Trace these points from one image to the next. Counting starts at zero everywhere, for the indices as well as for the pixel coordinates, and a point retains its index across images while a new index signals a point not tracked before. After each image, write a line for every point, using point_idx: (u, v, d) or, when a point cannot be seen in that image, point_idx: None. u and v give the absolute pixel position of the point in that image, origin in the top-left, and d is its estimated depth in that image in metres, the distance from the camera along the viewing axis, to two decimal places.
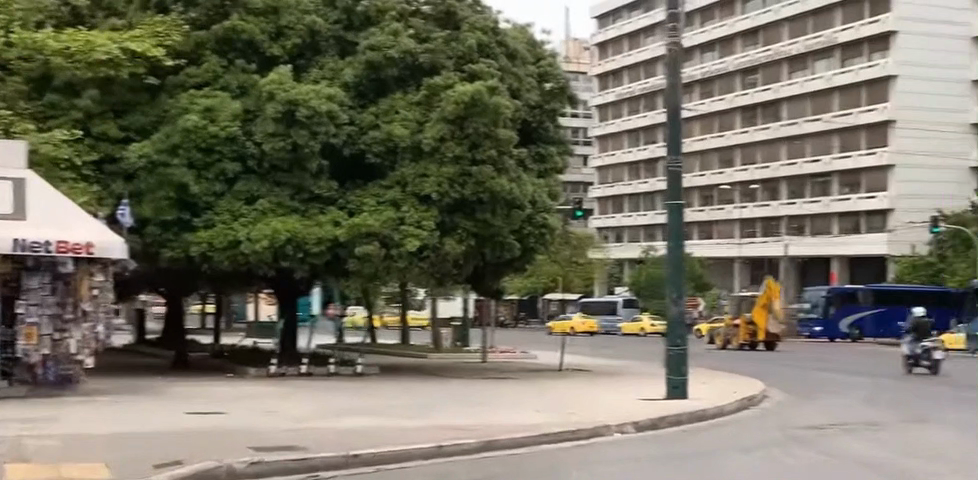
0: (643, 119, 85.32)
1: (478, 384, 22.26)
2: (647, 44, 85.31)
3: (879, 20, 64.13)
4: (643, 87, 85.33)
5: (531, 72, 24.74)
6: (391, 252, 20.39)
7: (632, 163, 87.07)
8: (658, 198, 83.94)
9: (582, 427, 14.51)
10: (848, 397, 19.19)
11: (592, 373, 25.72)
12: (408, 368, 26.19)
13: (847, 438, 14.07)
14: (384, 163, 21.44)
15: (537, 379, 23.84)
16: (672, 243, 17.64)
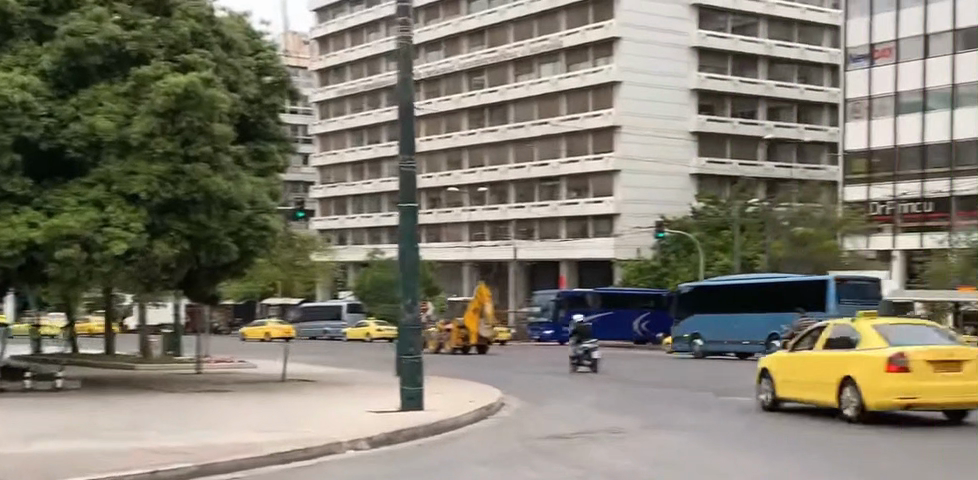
0: (367, 117, 84.60)
1: (192, 398, 20.74)
2: (370, 41, 84.83)
3: (601, 27, 66.20)
4: (366, 84, 84.54)
5: (249, 65, 23.49)
6: (94, 256, 18.62)
7: (354, 163, 86.46)
8: (383, 199, 83.64)
9: (311, 445, 13.41)
10: (579, 407, 19.04)
11: (317, 384, 24.66)
12: (113, 382, 24.22)
13: (585, 449, 13.65)
14: (86, 158, 19.53)
15: (263, 392, 22.57)
16: (406, 246, 17.32)
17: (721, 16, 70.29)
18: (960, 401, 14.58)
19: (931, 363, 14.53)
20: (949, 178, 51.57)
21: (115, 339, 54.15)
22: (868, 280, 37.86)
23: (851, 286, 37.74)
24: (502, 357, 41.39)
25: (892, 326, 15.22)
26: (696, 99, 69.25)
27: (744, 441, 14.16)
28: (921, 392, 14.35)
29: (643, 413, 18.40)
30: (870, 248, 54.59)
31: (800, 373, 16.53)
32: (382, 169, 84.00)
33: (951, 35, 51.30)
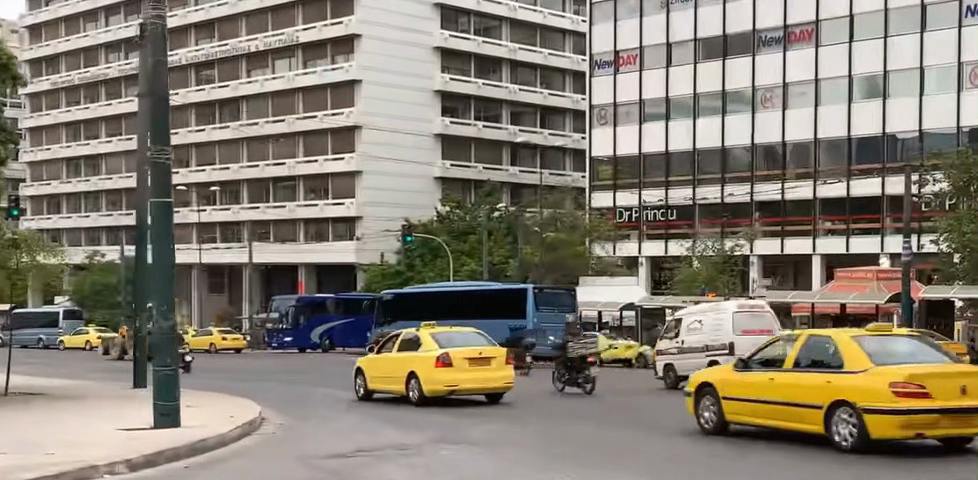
0: (84, 111, 79.27)
1: None
2: (86, 31, 79.58)
3: (340, 23, 64.12)
4: (82, 76, 79.22)
5: None
6: None
7: (69, 159, 80.98)
8: (103, 198, 78.51)
9: (62, 469, 10.76)
10: (353, 420, 17.09)
11: (41, 399, 21.59)
12: None
13: (391, 466, 11.67)
14: None
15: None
16: (160, 245, 14.63)
17: (462, 18, 69.85)
18: (493, 385, 19.76)
19: (468, 360, 19.47)
20: (691, 186, 52.66)
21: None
22: (563, 289, 38.07)
23: (547, 295, 37.91)
24: (238, 365, 38.66)
25: (444, 330, 19.98)
26: (438, 100, 68.40)
27: (568, 451, 12.60)
28: (460, 381, 19.31)
29: (424, 421, 16.63)
30: (615, 254, 55.19)
31: (380, 368, 21.00)
32: (100, 167, 78.81)
33: (690, 45, 52.39)
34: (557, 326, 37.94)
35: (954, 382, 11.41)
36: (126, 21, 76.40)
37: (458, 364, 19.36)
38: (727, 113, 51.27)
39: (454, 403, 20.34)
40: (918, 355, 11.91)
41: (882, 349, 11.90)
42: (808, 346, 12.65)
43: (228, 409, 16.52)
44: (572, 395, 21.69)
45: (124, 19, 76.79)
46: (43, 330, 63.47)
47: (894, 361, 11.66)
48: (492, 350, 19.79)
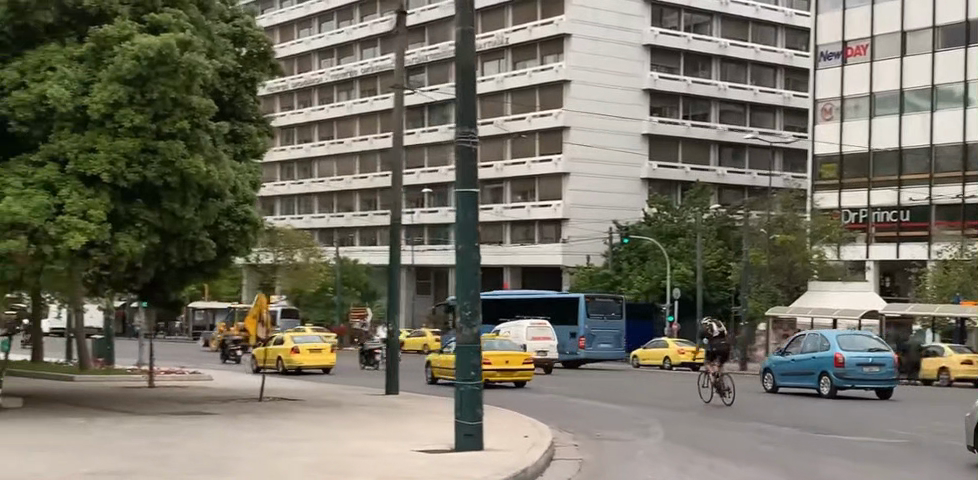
0: (297, 116, 80.24)
1: (177, 447, 16.85)
2: (301, 37, 80.31)
3: (551, 22, 62.74)
4: (296, 82, 80.16)
5: (225, 30, 20.24)
6: (43, 248, 17.18)
7: (283, 163, 82.23)
8: (314, 200, 79.51)
9: None
10: (649, 449, 15.65)
11: (302, 417, 20.86)
12: (66, 414, 20.48)
13: None
14: (32, 133, 17.90)
15: (250, 434, 18.76)
16: (465, 244, 13.76)
17: (673, 14, 67.50)
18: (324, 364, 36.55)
19: (310, 350, 36.15)
20: (928, 184, 49.33)
21: (36, 343, 49.88)
22: (612, 299, 45.02)
23: (598, 304, 44.85)
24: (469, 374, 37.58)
25: (300, 334, 36.81)
26: (648, 99, 66.31)
27: None
28: (305, 361, 35.91)
29: (733, 450, 15.03)
30: (843, 257, 52.17)
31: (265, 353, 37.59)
32: (313, 170, 79.80)
33: (928, 33, 49.10)
34: (608, 330, 44.81)
35: (505, 358, 29.05)
36: (338, 28, 76.70)
37: (305, 352, 35.96)
38: (969, 106, 47.73)
39: (731, 424, 18.87)
40: (500, 345, 29.50)
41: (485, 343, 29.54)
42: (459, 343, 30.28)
43: (523, 440, 15.28)
44: (876, 416, 19.79)
45: (337, 25, 77.12)
46: None
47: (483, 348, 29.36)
48: (323, 344, 36.88)
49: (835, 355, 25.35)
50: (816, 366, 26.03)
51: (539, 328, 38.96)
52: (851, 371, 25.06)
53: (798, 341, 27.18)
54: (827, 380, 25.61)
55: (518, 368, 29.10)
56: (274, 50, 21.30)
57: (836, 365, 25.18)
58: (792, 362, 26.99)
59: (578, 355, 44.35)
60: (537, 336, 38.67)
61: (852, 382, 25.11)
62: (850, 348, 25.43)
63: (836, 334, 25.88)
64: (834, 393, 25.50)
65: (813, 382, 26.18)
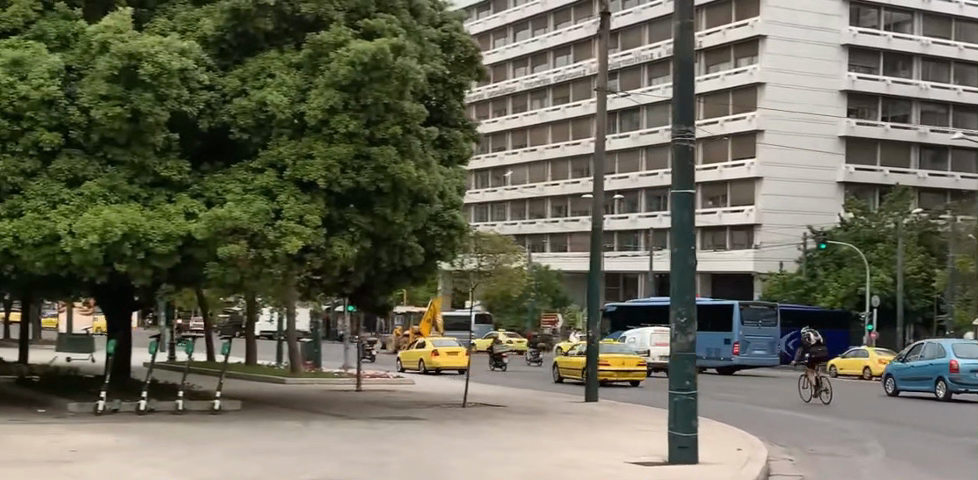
0: (492, 125, 81.10)
1: (387, 451, 17.23)
2: (496, 47, 80.92)
3: (746, 24, 61.83)
4: (492, 91, 80.96)
5: (435, 35, 20.48)
6: (262, 254, 17.57)
7: (479, 171, 83.24)
8: (508, 207, 80.33)
9: None
10: (865, 465, 15.09)
11: (505, 424, 21.05)
12: (281, 417, 21.22)
13: None
14: (252, 140, 18.42)
15: (456, 440, 19.00)
16: (681, 246, 13.51)
17: (872, 12, 65.27)
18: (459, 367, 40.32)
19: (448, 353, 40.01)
20: None
21: (244, 346, 51.87)
22: (765, 305, 45.47)
23: (751, 310, 45.32)
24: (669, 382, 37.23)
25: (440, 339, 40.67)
26: (846, 101, 64.26)
27: None
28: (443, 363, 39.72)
29: (957, 469, 14.34)
30: None
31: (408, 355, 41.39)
32: (507, 178, 80.54)
33: None
34: (763, 336, 45.17)
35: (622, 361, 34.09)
36: (533, 36, 76.91)
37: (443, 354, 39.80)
38: None
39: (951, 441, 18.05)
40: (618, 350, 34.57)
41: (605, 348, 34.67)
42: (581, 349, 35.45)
43: (734, 454, 14.95)
44: None
45: (532, 33, 77.31)
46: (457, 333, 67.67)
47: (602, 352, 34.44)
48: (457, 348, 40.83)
49: (951, 361, 27.36)
50: (932, 371, 28.06)
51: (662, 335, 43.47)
52: (965, 376, 27.07)
53: (916, 349, 29.23)
54: (943, 385, 27.65)
55: (634, 367, 34.00)
56: (481, 55, 21.47)
57: (951, 371, 27.24)
58: (911, 368, 29.01)
59: (732, 361, 44.73)
60: (659, 342, 43.31)
61: (966, 386, 27.12)
62: (967, 355, 27.32)
63: (953, 343, 27.82)
64: (950, 396, 27.59)
65: (930, 386, 28.19)
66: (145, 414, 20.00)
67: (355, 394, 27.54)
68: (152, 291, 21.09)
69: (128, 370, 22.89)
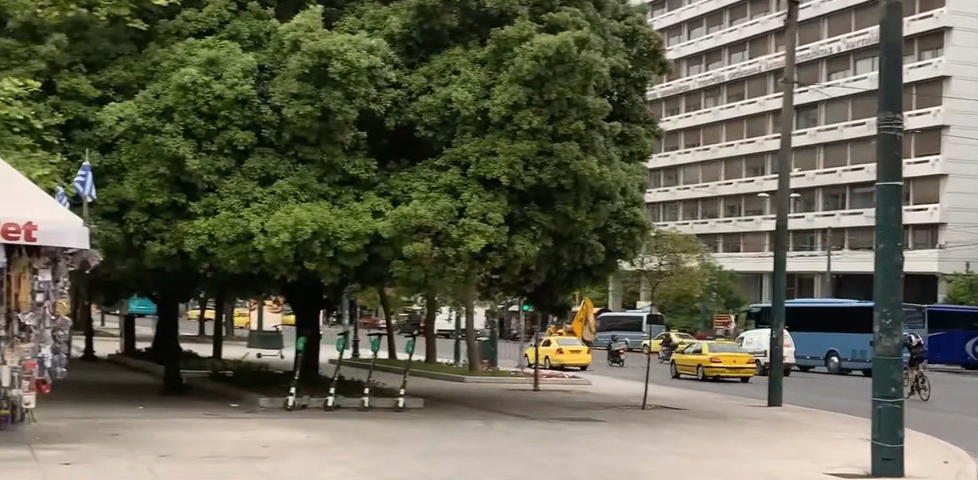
0: (664, 123, 80.31)
1: (570, 455, 16.99)
2: (670, 44, 79.85)
3: (930, 16, 59.34)
4: (665, 89, 80.12)
5: (618, 28, 20.19)
6: (445, 253, 17.52)
7: (652, 169, 82.57)
8: (682, 206, 79.53)
9: None
10: None
11: (689, 429, 20.61)
12: (464, 417, 21.29)
13: None
14: (437, 137, 18.50)
15: (639, 444, 18.67)
16: (888, 242, 12.81)
17: None
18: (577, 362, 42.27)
19: (570, 350, 41.90)
20: None
21: (422, 343, 52.67)
22: None
23: None
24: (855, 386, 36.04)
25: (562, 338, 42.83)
26: None
27: None
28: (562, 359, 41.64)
29: None
30: None
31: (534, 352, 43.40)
32: (679, 176, 79.71)
33: None
34: None
35: (733, 358, 36.47)
36: (708, 33, 75.67)
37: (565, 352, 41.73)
38: None
39: None
40: (730, 347, 36.98)
41: (719, 347, 37.20)
42: (694, 346, 37.93)
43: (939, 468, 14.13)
44: None
45: (706, 30, 76.00)
46: (629, 332, 67.36)
47: (714, 349, 36.86)
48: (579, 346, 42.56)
49: None
50: None
51: (779, 339, 45.85)
52: None
53: None
54: None
55: (744, 365, 36.36)
56: (664, 48, 21.10)
57: None
58: None
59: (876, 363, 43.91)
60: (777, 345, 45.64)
61: None
62: None
63: None
64: None
65: None
66: (333, 410, 20.43)
67: (534, 394, 27.50)
68: (341, 289, 21.61)
69: (316, 366, 23.50)
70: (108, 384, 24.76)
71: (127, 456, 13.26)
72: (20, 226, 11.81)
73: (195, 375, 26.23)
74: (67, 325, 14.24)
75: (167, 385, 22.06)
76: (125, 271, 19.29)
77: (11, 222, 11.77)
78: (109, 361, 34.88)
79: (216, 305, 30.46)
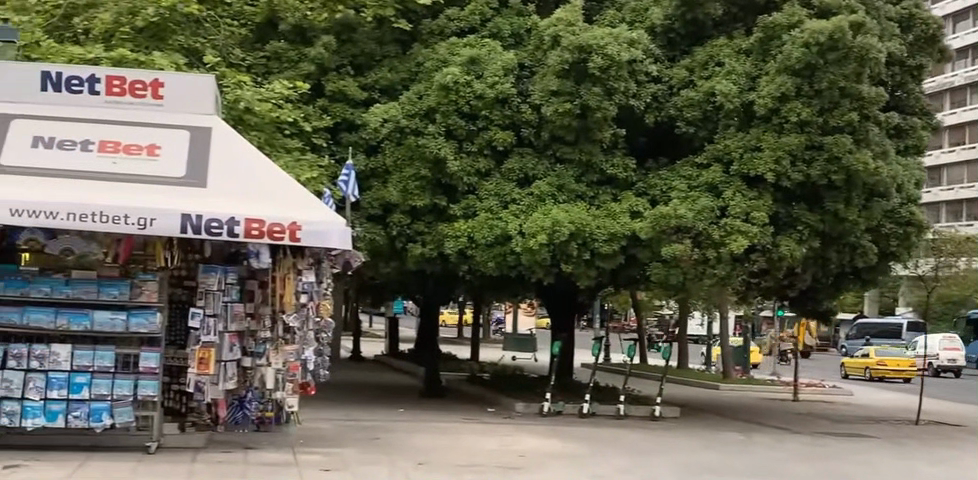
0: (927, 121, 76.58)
1: (841, 474, 15.79)
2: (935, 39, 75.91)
3: None
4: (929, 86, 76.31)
5: (894, 14, 18.90)
6: (707, 255, 16.59)
7: None
8: (946, 209, 75.52)
9: None
10: None
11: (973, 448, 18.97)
12: (726, 429, 20.32)
13: None
14: (698, 134, 17.78)
15: (916, 465, 17.26)
16: None
17: None
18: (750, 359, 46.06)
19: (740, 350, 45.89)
20: None
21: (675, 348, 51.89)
22: None
23: None
24: None
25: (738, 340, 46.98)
26: None
27: None
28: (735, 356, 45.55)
29: None
30: None
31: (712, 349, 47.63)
32: (943, 177, 75.98)
33: None
34: None
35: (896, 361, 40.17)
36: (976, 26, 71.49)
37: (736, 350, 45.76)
38: None
39: None
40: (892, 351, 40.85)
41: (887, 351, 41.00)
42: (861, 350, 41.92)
43: None
44: None
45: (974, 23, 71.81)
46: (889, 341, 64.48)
47: (879, 354, 40.71)
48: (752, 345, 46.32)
49: None
50: None
51: (950, 341, 45.25)
52: None
53: None
54: None
55: (906, 367, 40.10)
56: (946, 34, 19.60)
57: None
58: None
59: None
60: (948, 347, 45.11)
61: None
62: None
63: None
64: None
65: None
66: (588, 417, 19.92)
67: (797, 405, 26.22)
68: (595, 292, 21.31)
69: (570, 371, 23.11)
70: (372, 383, 25.26)
71: (385, 463, 13.03)
72: (285, 225, 11.51)
73: (455, 377, 26.44)
74: (331, 328, 14.24)
75: (428, 388, 22.09)
76: (387, 276, 19.44)
77: (275, 222, 11.48)
78: (374, 361, 35.60)
79: (475, 307, 30.71)
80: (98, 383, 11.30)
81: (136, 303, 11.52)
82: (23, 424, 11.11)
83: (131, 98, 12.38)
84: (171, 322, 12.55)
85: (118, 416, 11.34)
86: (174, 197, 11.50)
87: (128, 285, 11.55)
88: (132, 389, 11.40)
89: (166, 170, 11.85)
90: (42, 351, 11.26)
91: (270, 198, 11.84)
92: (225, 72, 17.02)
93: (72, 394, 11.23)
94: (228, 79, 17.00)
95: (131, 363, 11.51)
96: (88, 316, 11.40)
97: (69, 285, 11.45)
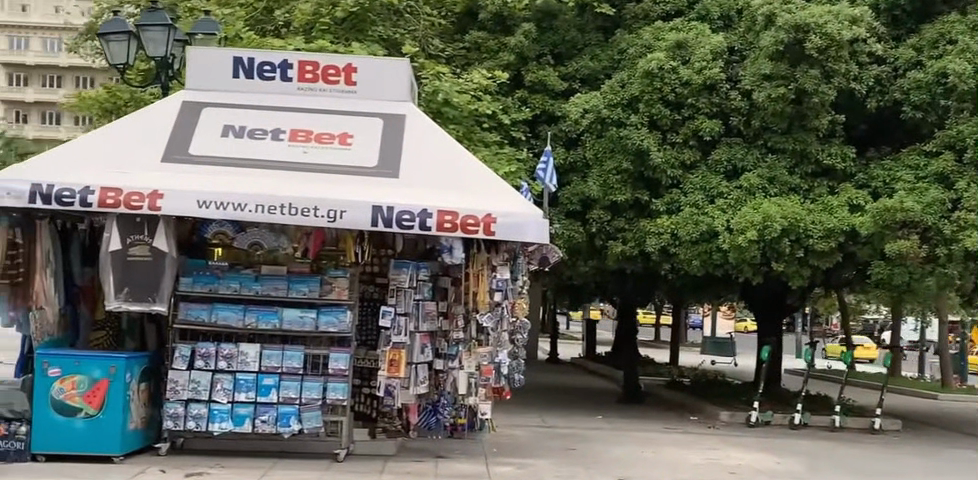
0: None
1: None
2: None
3: None
4: None
5: None
6: (938, 252, 14.82)
7: None
8: None
9: None
10: None
11: None
12: (954, 445, 18.55)
13: None
14: (927, 119, 16.18)
15: None
16: None
17: None
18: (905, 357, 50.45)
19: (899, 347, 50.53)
20: None
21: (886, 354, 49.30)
22: None
23: None
24: None
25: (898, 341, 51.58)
26: None
27: None
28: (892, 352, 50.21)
29: None
30: None
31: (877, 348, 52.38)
32: None
33: None
34: None
35: None
36: None
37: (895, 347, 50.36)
38: None
39: None
40: None
41: None
42: None
43: None
44: None
45: None
46: None
47: None
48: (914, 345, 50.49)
49: None
50: None
51: None
52: None
53: None
54: None
55: None
56: None
57: None
58: None
59: None
60: None
61: None
62: None
63: None
64: None
65: None
66: (799, 428, 18.51)
67: None
68: (807, 293, 19.88)
69: (779, 378, 21.68)
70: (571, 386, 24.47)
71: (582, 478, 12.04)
72: (479, 217, 10.61)
73: (655, 380, 25.39)
74: (526, 329, 13.42)
75: (626, 392, 21.09)
76: (584, 276, 18.57)
77: (468, 214, 10.60)
78: (572, 363, 34.91)
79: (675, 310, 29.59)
80: (287, 386, 10.74)
81: (325, 300, 10.90)
82: (210, 428, 10.67)
83: (323, 85, 11.86)
84: (362, 320, 11.97)
85: (306, 421, 10.74)
86: (362, 188, 10.80)
87: (316, 281, 10.94)
88: (321, 391, 10.78)
89: (357, 159, 11.22)
90: (230, 351, 10.78)
91: (464, 189, 11.02)
92: (425, 64, 16.54)
93: (260, 396, 10.71)
94: (426, 72, 16.48)
95: (321, 364, 10.90)
96: (277, 314, 10.85)
97: (257, 281, 10.95)
